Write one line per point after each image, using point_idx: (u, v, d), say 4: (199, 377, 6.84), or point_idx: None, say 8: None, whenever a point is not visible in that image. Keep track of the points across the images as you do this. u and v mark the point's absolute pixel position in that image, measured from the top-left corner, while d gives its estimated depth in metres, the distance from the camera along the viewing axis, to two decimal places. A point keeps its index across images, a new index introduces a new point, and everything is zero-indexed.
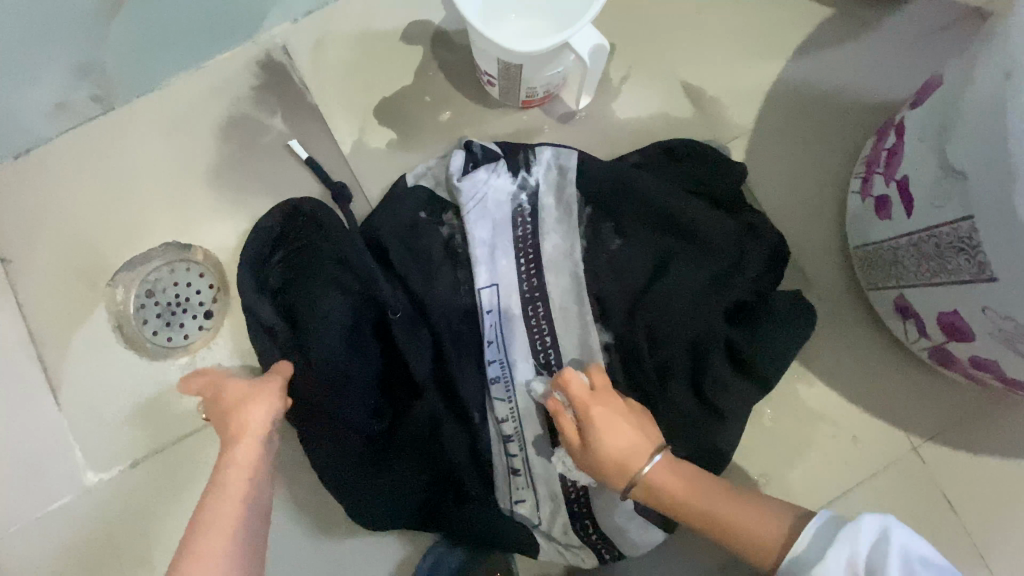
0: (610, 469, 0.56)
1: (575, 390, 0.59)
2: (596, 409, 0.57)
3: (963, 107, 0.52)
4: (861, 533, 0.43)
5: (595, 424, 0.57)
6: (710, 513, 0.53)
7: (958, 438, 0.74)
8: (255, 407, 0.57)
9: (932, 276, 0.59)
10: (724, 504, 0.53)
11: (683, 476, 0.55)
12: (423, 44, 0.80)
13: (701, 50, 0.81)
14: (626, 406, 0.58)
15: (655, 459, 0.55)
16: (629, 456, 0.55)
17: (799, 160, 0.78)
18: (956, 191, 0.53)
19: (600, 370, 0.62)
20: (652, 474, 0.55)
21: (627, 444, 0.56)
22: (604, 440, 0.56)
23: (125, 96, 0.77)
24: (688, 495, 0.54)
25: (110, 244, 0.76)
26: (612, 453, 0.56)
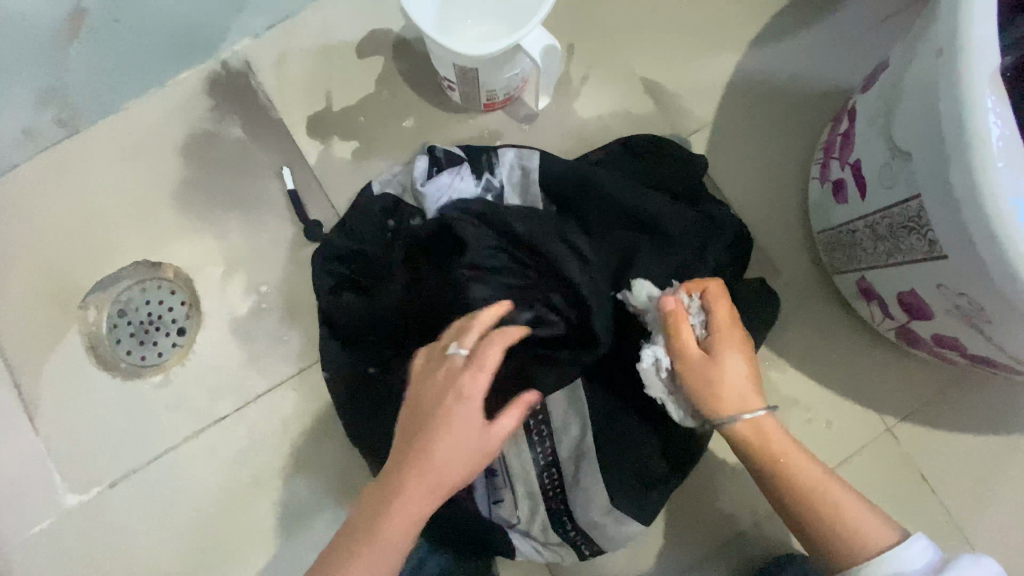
0: (725, 397, 0.52)
1: (719, 311, 0.55)
2: (731, 334, 0.54)
3: (905, 89, 0.53)
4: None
5: (731, 347, 0.53)
6: (808, 484, 0.50)
7: (932, 416, 0.75)
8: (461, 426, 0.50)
9: (886, 257, 0.60)
10: (827, 483, 0.51)
11: (783, 435, 0.53)
12: (384, 53, 0.81)
13: (658, 45, 0.82)
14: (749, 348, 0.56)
15: (762, 411, 0.53)
16: (747, 392, 0.53)
17: (761, 150, 0.79)
18: (902, 171, 0.54)
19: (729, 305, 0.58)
20: (758, 419, 0.52)
21: (746, 378, 0.53)
22: (732, 365, 0.53)
23: (90, 118, 0.78)
24: (789, 454, 0.52)
25: (80, 266, 0.76)
26: (735, 381, 0.52)
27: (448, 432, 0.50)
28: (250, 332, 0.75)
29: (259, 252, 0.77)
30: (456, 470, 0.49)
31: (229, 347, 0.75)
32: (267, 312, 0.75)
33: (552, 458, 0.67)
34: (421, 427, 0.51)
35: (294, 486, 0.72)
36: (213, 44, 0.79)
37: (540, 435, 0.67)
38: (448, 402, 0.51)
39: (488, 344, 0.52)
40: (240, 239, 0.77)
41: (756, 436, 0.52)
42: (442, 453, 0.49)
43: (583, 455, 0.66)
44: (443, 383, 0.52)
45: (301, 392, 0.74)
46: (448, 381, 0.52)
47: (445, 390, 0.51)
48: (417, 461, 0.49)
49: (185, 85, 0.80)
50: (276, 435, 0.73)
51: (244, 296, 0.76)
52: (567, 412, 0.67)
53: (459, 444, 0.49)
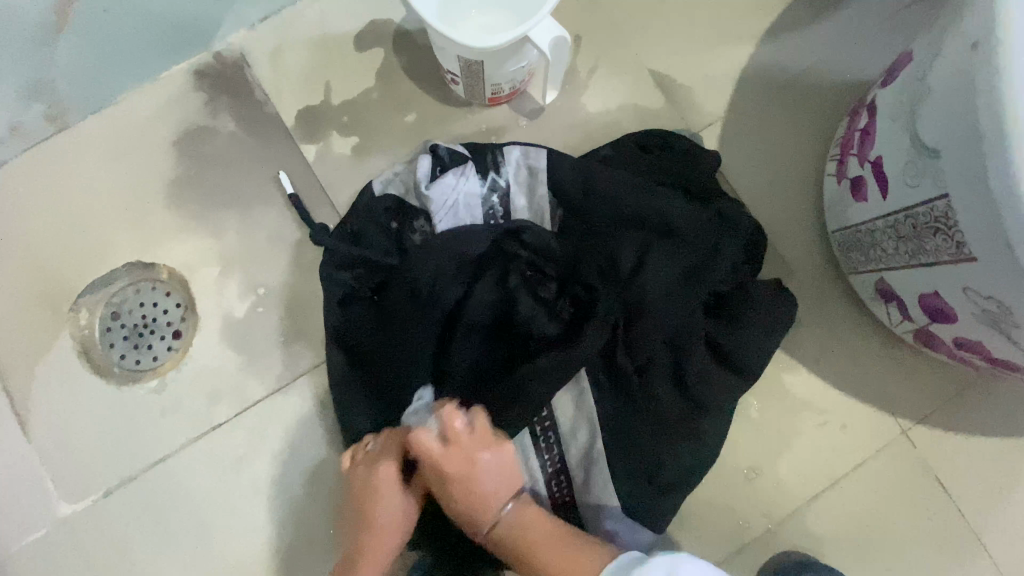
0: (461, 496, 0.55)
1: (432, 444, 0.55)
2: (460, 454, 0.55)
3: (933, 84, 0.51)
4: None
5: (457, 467, 0.54)
6: (545, 565, 0.54)
7: (948, 419, 0.73)
8: (388, 505, 0.58)
9: (910, 258, 0.58)
10: (569, 564, 0.53)
11: (531, 524, 0.56)
12: (385, 44, 0.78)
13: (668, 37, 0.79)
14: (496, 452, 0.56)
15: (506, 507, 0.56)
16: (477, 490, 0.55)
17: (775, 146, 0.77)
18: (928, 168, 0.51)
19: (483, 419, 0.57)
20: (508, 525, 0.56)
21: (502, 489, 0.55)
22: (480, 476, 0.55)
23: (79, 113, 0.75)
24: (531, 543, 0.55)
25: (71, 267, 0.74)
26: (476, 481, 0.55)
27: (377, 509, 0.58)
28: (248, 335, 0.73)
29: (256, 251, 0.74)
30: (393, 528, 0.58)
31: (226, 350, 0.72)
32: (264, 313, 0.73)
33: (560, 465, 0.65)
34: (360, 513, 0.59)
35: (294, 493, 0.70)
36: (207, 36, 0.76)
37: (548, 442, 0.65)
38: (368, 487, 0.59)
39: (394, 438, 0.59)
40: (236, 238, 0.75)
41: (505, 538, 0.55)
42: (378, 522, 0.58)
43: (592, 462, 0.64)
44: (362, 475, 0.60)
45: (301, 396, 0.72)
46: (365, 473, 0.60)
47: (366, 475, 0.60)
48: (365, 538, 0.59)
49: (178, 78, 0.77)
50: (275, 441, 0.71)
51: (241, 298, 0.74)
52: (575, 417, 0.64)
53: (388, 512, 0.58)
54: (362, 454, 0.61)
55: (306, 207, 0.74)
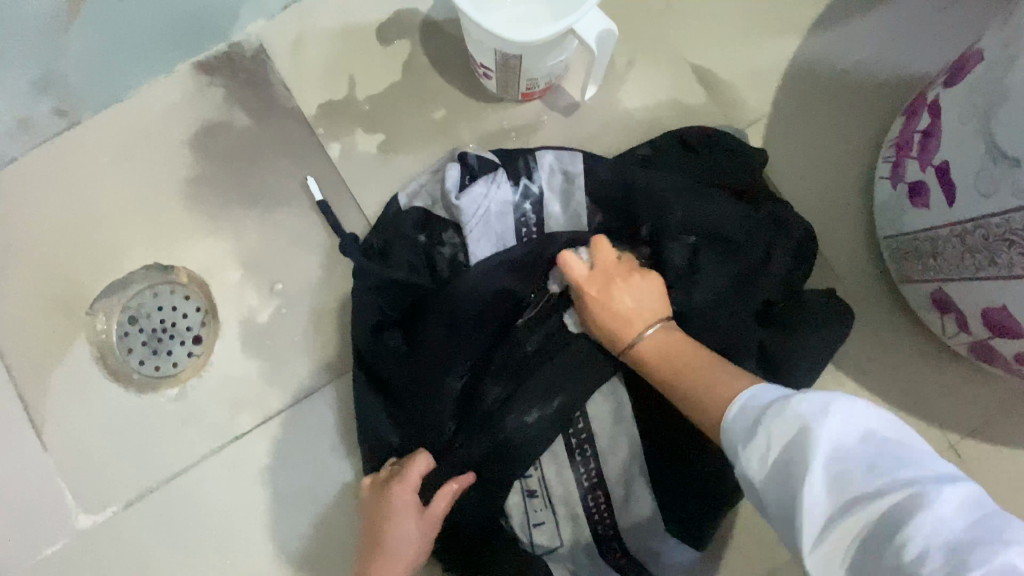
0: (613, 312, 0.55)
1: (574, 268, 0.58)
2: (606, 268, 0.58)
3: (1012, 87, 0.47)
4: (797, 412, 0.36)
5: (598, 288, 0.56)
6: (699, 389, 0.46)
7: (999, 433, 0.70)
8: (397, 522, 0.57)
9: (976, 270, 0.55)
10: (706, 373, 0.47)
11: (672, 342, 0.52)
12: (411, 35, 0.75)
13: (709, 28, 0.75)
14: (635, 277, 0.57)
15: (652, 328, 0.54)
16: (634, 315, 0.55)
17: (822, 149, 0.73)
18: (1007, 177, 0.48)
19: (604, 246, 0.59)
20: (652, 339, 0.53)
21: (647, 306, 0.55)
22: (619, 300, 0.56)
23: (92, 107, 0.72)
24: (680, 370, 0.49)
25: (86, 270, 0.71)
26: (614, 296, 0.56)
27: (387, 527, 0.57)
28: (271, 341, 0.70)
29: (280, 254, 0.71)
30: (405, 554, 0.56)
31: (249, 357, 0.70)
32: (288, 319, 0.70)
33: (597, 480, 0.61)
34: (374, 530, 0.58)
35: (321, 506, 0.68)
36: (225, 27, 0.72)
37: (584, 454, 0.61)
38: (381, 504, 0.59)
39: (416, 465, 0.58)
40: (257, 240, 0.72)
41: (643, 354, 0.53)
42: (392, 546, 0.56)
43: (633, 476, 0.61)
44: (379, 497, 0.59)
45: (327, 405, 0.69)
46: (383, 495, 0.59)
47: (382, 498, 0.59)
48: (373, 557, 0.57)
49: (195, 71, 0.74)
50: (301, 453, 0.69)
51: (263, 303, 0.71)
52: (614, 430, 0.61)
53: (402, 537, 0.57)
54: (379, 478, 0.61)
55: (330, 207, 0.71)
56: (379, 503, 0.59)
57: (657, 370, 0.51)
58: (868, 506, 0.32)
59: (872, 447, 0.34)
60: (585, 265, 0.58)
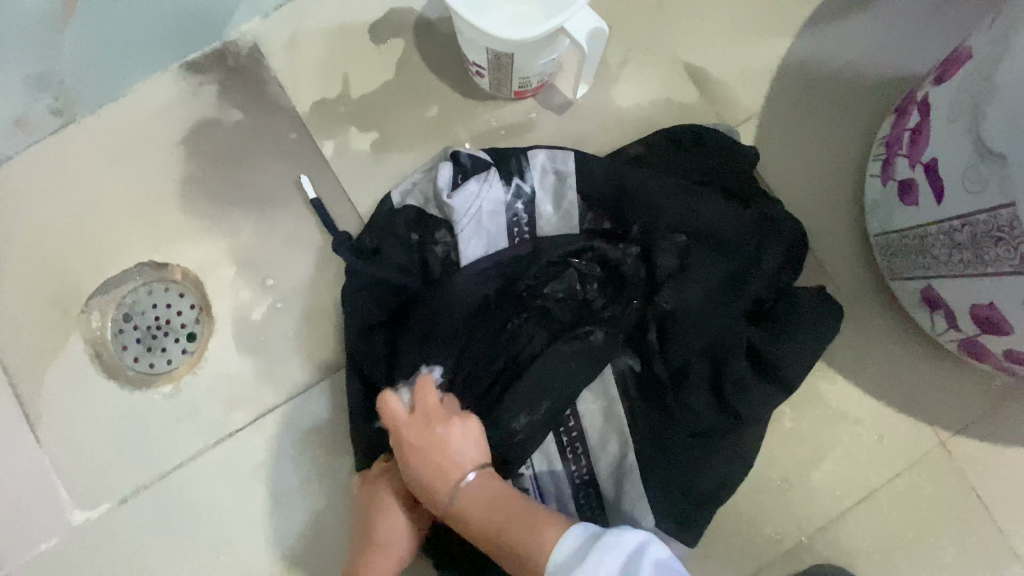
0: (432, 472, 0.52)
1: (395, 411, 0.55)
2: (419, 420, 0.55)
3: (1000, 84, 0.47)
4: (615, 548, 0.41)
5: (417, 435, 0.54)
6: (513, 533, 0.47)
7: (988, 430, 0.70)
8: (392, 513, 0.58)
9: (965, 267, 0.55)
10: (524, 521, 0.47)
11: (495, 501, 0.50)
12: (405, 34, 0.75)
13: (702, 28, 0.76)
14: (459, 422, 0.54)
15: (469, 477, 0.52)
16: (449, 468, 0.52)
17: (814, 149, 0.73)
18: (994, 174, 0.48)
19: (428, 387, 0.56)
20: (473, 485, 0.51)
21: (465, 457, 0.53)
22: (418, 449, 0.53)
23: (87, 105, 0.72)
24: (501, 514, 0.49)
25: (81, 267, 0.71)
26: (451, 454, 0.53)
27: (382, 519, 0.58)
28: (265, 339, 0.70)
29: (274, 251, 0.72)
30: (396, 545, 0.58)
31: (242, 354, 0.70)
32: (281, 316, 0.71)
33: (589, 476, 0.62)
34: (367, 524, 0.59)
35: (314, 502, 0.68)
36: (219, 26, 0.72)
37: (575, 452, 0.62)
38: (374, 498, 0.59)
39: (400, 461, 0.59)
40: (252, 238, 0.72)
41: (463, 510, 0.50)
42: (383, 540, 0.58)
43: (625, 472, 0.61)
44: (369, 494, 0.60)
45: (320, 403, 0.70)
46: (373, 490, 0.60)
47: (372, 494, 0.60)
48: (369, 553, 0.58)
49: (191, 69, 0.74)
50: (294, 450, 0.69)
51: (257, 300, 0.71)
52: (605, 426, 0.62)
53: (392, 531, 0.58)
54: (369, 475, 0.62)
55: (323, 205, 0.71)
56: (371, 499, 0.60)
57: (478, 531, 0.49)
58: None
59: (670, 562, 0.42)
60: (405, 408, 0.56)
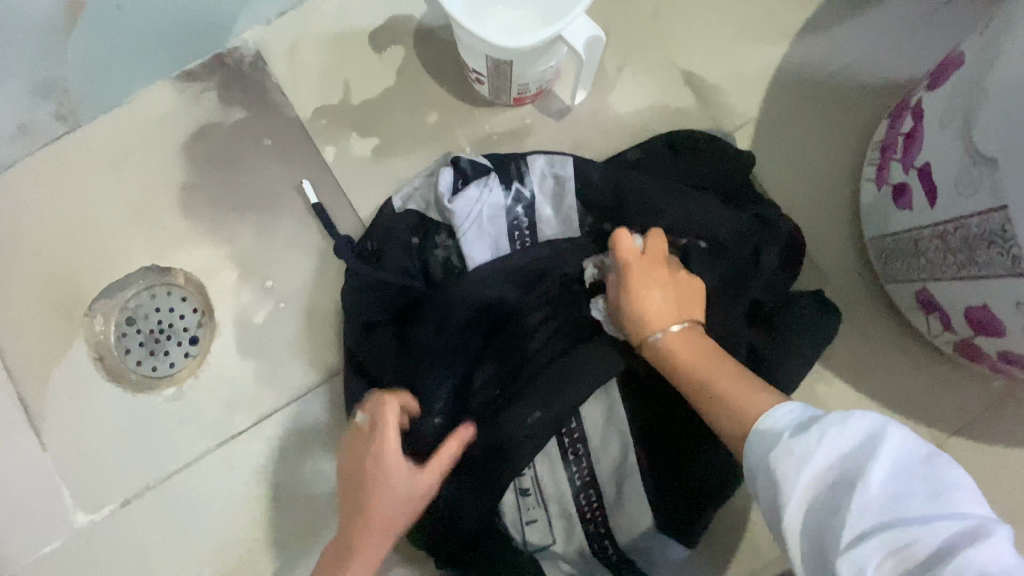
0: (639, 314, 0.53)
1: (628, 249, 0.55)
2: (648, 260, 0.56)
3: (990, 90, 0.48)
4: (848, 426, 0.37)
5: (640, 274, 0.54)
6: (726, 385, 0.46)
7: (985, 431, 0.70)
8: (385, 478, 0.51)
9: (958, 270, 0.56)
10: (728, 370, 0.47)
11: (698, 346, 0.50)
12: (406, 41, 0.76)
13: (698, 34, 0.76)
14: (671, 278, 0.55)
15: (678, 326, 0.52)
16: (676, 311, 0.53)
17: (809, 152, 0.74)
18: (985, 179, 0.49)
19: (657, 243, 0.57)
20: (676, 334, 0.52)
21: (682, 306, 0.54)
22: (643, 289, 0.54)
23: (92, 112, 0.73)
24: (703, 363, 0.49)
25: (85, 272, 0.72)
26: (660, 300, 0.54)
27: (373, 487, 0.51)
28: (267, 342, 0.71)
29: (276, 255, 0.72)
30: (402, 507, 0.51)
31: (245, 357, 0.71)
32: (284, 319, 0.71)
33: (590, 478, 0.62)
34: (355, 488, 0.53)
35: (316, 504, 0.69)
36: (222, 33, 0.73)
37: (576, 453, 0.62)
38: (363, 461, 0.52)
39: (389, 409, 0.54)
40: (254, 242, 0.73)
41: (668, 350, 0.51)
42: (381, 503, 0.51)
43: (626, 474, 0.61)
44: (362, 450, 0.54)
45: (322, 405, 0.70)
46: (366, 445, 0.53)
47: (365, 449, 0.53)
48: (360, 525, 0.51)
49: (194, 76, 0.75)
50: (297, 452, 0.69)
51: (259, 304, 0.72)
52: (606, 429, 0.62)
53: (393, 493, 0.51)
54: (358, 429, 0.55)
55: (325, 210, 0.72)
56: (360, 458, 0.53)
57: (684, 370, 0.50)
58: (903, 529, 0.33)
59: (920, 476, 0.34)
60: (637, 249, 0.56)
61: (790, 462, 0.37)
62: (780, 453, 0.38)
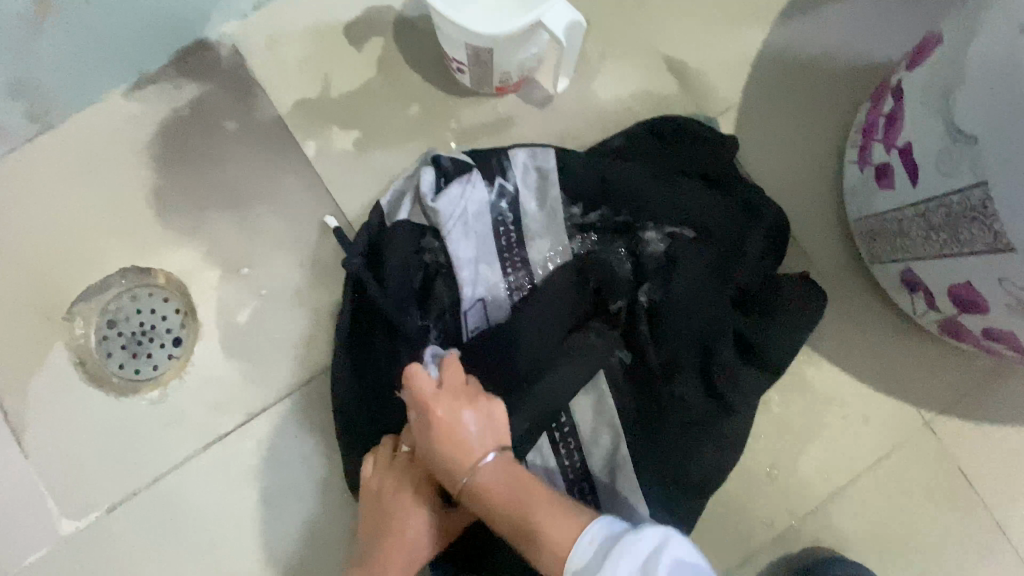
0: (443, 442, 0.50)
1: (421, 386, 0.51)
2: (452, 377, 0.53)
3: (969, 68, 0.48)
4: (647, 543, 0.40)
5: (448, 408, 0.50)
6: (535, 510, 0.45)
7: (971, 409, 0.71)
8: (423, 504, 0.56)
9: (942, 248, 0.56)
10: (553, 514, 0.45)
11: (512, 488, 0.48)
12: (385, 31, 0.75)
13: (679, 19, 0.76)
14: (471, 403, 0.51)
15: (486, 459, 0.49)
16: (454, 444, 0.49)
17: (793, 138, 0.74)
18: (966, 157, 0.49)
19: (454, 363, 0.54)
20: (491, 473, 0.49)
21: (485, 436, 0.50)
22: (451, 418, 0.50)
23: (66, 110, 0.71)
24: (520, 500, 0.47)
25: (62, 276, 0.70)
26: (457, 436, 0.50)
27: (411, 510, 0.56)
28: (252, 341, 0.70)
29: (259, 252, 0.71)
30: (423, 535, 0.56)
31: (230, 357, 0.70)
32: (268, 317, 0.70)
33: (582, 471, 0.62)
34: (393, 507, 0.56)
35: (308, 503, 0.68)
36: (197, 26, 0.72)
37: (567, 447, 0.62)
38: (401, 485, 0.56)
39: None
40: (236, 240, 0.71)
41: (483, 489, 0.48)
42: (412, 526, 0.56)
43: (618, 466, 0.62)
44: (392, 479, 0.57)
45: (310, 403, 0.69)
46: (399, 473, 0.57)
47: (396, 475, 0.57)
48: (394, 546, 0.55)
49: (171, 72, 0.73)
50: (285, 451, 0.69)
51: (243, 302, 0.71)
52: (596, 421, 0.62)
53: (423, 523, 0.56)
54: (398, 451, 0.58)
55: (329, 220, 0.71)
56: (394, 487, 0.56)
57: (500, 514, 0.47)
58: None
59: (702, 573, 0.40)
60: (435, 379, 0.52)
61: (620, 574, 0.39)
62: (613, 567, 0.40)
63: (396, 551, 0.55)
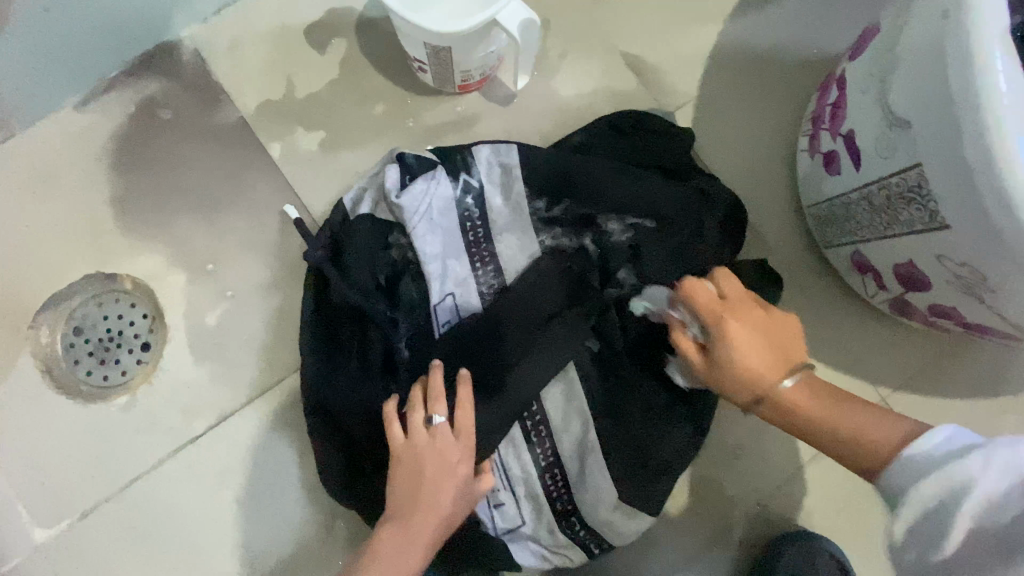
0: (761, 361, 0.48)
1: (705, 297, 0.51)
2: (735, 303, 0.51)
3: (901, 55, 0.51)
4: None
5: (745, 323, 0.49)
6: (852, 424, 0.45)
7: (924, 384, 0.74)
8: (458, 477, 0.55)
9: (886, 228, 0.59)
10: (852, 414, 0.46)
11: (822, 392, 0.48)
12: (347, 33, 0.76)
13: (635, 17, 0.78)
14: (763, 316, 0.50)
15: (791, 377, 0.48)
16: (774, 358, 0.48)
17: (749, 129, 0.77)
18: (902, 140, 0.52)
19: (728, 278, 0.53)
20: (797, 385, 0.48)
21: (788, 350, 0.49)
22: (740, 340, 0.48)
23: (25, 118, 0.71)
24: (819, 411, 0.47)
25: (25, 285, 0.70)
26: (749, 356, 0.48)
27: (448, 482, 0.54)
28: (223, 343, 0.70)
29: (227, 254, 0.72)
30: (457, 509, 0.55)
31: (200, 360, 0.70)
32: (238, 319, 0.71)
33: (553, 458, 0.64)
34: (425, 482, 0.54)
35: (282, 502, 0.68)
36: (158, 31, 0.72)
37: (539, 435, 0.64)
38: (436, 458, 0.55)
39: (462, 406, 0.57)
40: (203, 243, 0.72)
41: (788, 403, 0.48)
42: (447, 501, 0.54)
43: (588, 453, 0.62)
44: (429, 448, 0.55)
45: (282, 402, 0.70)
46: (436, 449, 0.55)
47: (433, 448, 0.55)
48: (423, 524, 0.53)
49: (132, 77, 0.73)
50: (259, 450, 0.69)
51: (212, 304, 0.71)
52: (567, 409, 0.63)
53: (456, 497, 0.54)
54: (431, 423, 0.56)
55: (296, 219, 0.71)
56: (431, 460, 0.55)
57: (816, 429, 0.46)
58: None
59: None
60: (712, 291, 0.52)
61: (994, 476, 0.36)
62: (978, 462, 0.36)
63: (423, 529, 0.53)
